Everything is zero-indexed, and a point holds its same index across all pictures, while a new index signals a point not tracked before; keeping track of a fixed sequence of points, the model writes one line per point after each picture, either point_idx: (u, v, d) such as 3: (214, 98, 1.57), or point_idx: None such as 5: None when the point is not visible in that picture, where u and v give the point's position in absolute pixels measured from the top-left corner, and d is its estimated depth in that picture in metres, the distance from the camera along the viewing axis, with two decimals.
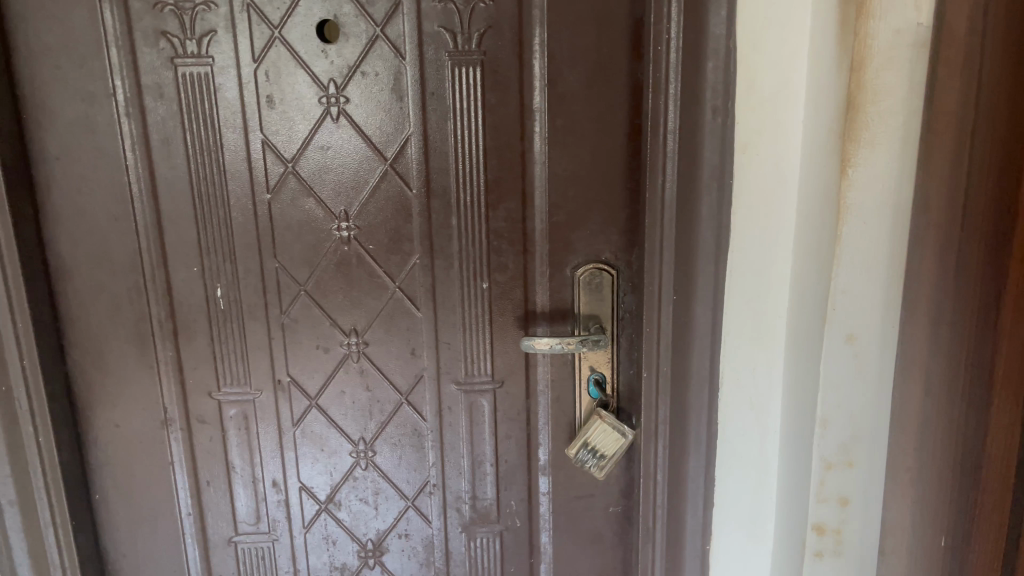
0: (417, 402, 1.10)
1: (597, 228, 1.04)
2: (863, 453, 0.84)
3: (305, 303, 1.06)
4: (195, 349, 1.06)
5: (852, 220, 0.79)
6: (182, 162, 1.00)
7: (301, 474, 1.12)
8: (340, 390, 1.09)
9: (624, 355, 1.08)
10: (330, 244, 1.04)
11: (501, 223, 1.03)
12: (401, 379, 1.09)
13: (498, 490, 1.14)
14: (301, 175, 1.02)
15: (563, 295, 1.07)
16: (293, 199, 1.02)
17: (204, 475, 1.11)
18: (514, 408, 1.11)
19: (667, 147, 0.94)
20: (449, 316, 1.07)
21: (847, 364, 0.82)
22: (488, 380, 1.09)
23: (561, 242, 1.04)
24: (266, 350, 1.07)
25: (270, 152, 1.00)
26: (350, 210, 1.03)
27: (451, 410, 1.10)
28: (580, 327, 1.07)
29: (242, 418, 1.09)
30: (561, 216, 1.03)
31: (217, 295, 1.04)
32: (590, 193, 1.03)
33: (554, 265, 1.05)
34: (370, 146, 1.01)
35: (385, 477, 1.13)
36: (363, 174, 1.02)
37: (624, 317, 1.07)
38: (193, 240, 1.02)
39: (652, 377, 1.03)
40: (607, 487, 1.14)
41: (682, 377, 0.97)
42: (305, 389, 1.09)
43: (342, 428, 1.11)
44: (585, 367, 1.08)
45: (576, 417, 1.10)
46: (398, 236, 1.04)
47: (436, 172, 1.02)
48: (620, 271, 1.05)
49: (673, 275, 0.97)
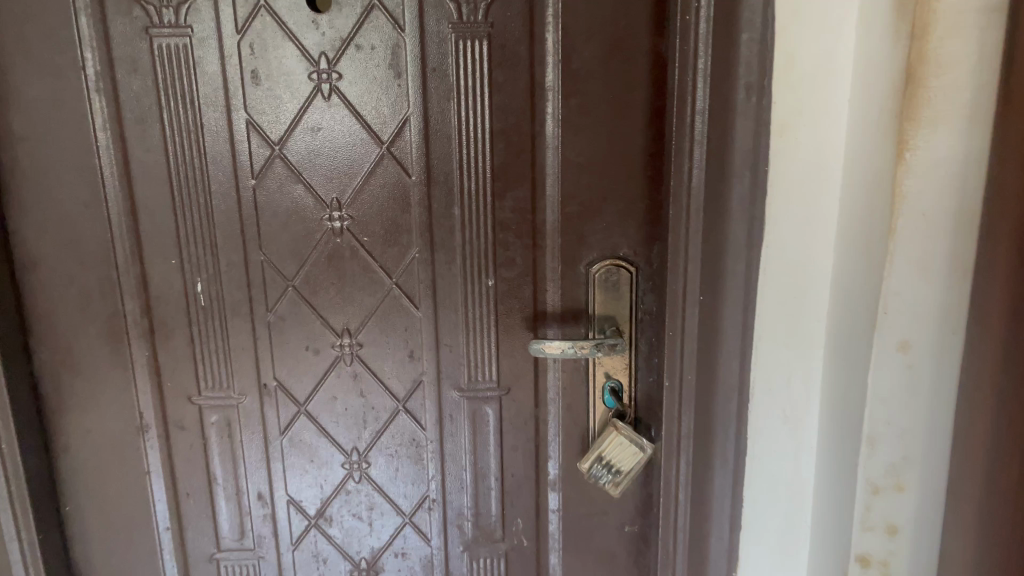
0: (415, 410, 1.01)
1: (614, 221, 0.94)
2: (915, 477, 0.74)
3: (293, 300, 0.97)
4: (173, 348, 0.97)
5: (909, 211, 0.70)
6: (159, 144, 0.91)
7: (289, 486, 1.03)
8: (332, 396, 1.00)
9: (643, 361, 0.98)
10: (320, 235, 0.95)
11: (508, 213, 0.94)
12: (398, 384, 1.00)
13: (503, 506, 1.04)
14: (290, 160, 0.92)
15: (576, 294, 0.96)
16: (281, 184, 0.93)
17: (183, 487, 1.02)
18: (521, 417, 1.01)
19: (695, 129, 0.84)
20: (450, 315, 0.97)
21: (900, 376, 0.73)
22: (493, 387, 1.00)
23: (574, 235, 0.94)
24: (250, 351, 0.98)
25: (255, 133, 0.91)
26: (343, 199, 0.94)
27: (452, 419, 1.01)
28: (594, 331, 0.96)
29: (224, 424, 1.00)
30: (574, 206, 0.93)
31: (197, 290, 0.95)
32: (606, 182, 0.92)
33: (566, 261, 0.95)
34: (365, 127, 0.91)
35: (380, 491, 1.04)
36: (358, 159, 0.92)
37: (642, 318, 0.96)
38: (171, 229, 0.93)
39: (675, 387, 0.93)
40: (622, 505, 1.03)
41: (710, 388, 0.87)
42: (293, 395, 1.00)
43: (333, 438, 1.01)
44: (600, 374, 0.98)
45: (590, 429, 1.00)
46: (395, 228, 0.95)
47: (438, 157, 0.92)
48: (641, 269, 0.95)
49: (702, 275, 0.86)
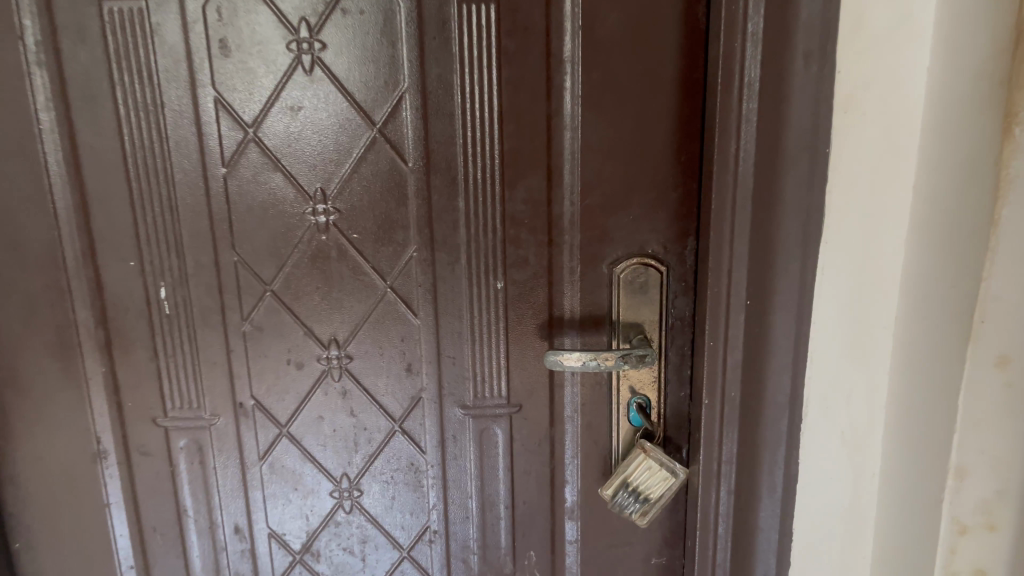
0: (413, 431, 0.88)
1: (643, 212, 0.81)
2: (1010, 515, 0.62)
3: (271, 306, 0.84)
4: (134, 363, 0.84)
5: (1016, 197, 0.56)
6: (112, 128, 0.78)
7: (270, 518, 0.90)
8: (318, 415, 0.87)
9: (674, 374, 0.85)
10: (303, 232, 0.82)
11: (519, 206, 0.81)
12: (393, 401, 0.87)
13: (514, 538, 0.92)
14: (265, 144, 0.79)
15: (598, 297, 0.84)
16: (256, 173, 0.80)
17: (148, 520, 0.90)
18: (534, 437, 0.89)
19: (746, 104, 0.72)
20: (452, 323, 0.85)
21: (997, 397, 0.60)
22: (503, 404, 0.87)
23: (596, 230, 0.81)
24: (224, 365, 0.85)
25: (225, 113, 0.78)
26: (328, 189, 0.81)
27: (456, 440, 0.88)
28: (619, 339, 0.84)
29: (195, 450, 0.87)
30: (596, 197, 0.80)
31: (161, 296, 0.83)
32: (634, 168, 0.80)
33: (587, 260, 0.82)
34: (353, 105, 0.79)
35: (374, 523, 0.91)
36: (345, 143, 0.80)
37: (673, 325, 0.84)
38: (129, 226, 0.80)
39: (715, 404, 0.81)
40: (650, 535, 0.90)
41: (757, 405, 0.77)
42: (274, 415, 0.87)
43: (319, 463, 0.89)
44: (624, 388, 0.85)
45: (613, 451, 0.88)
46: (389, 223, 0.82)
47: (438, 141, 0.79)
48: (671, 268, 0.82)
49: (750, 275, 0.75)
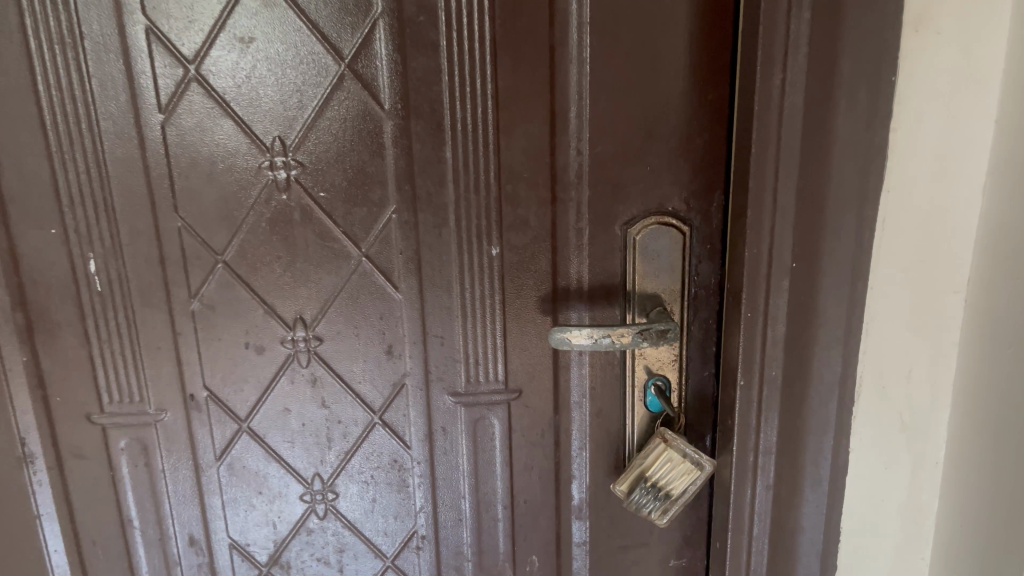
0: (396, 424, 0.76)
1: (663, 161, 0.69)
2: None
3: (224, 281, 0.71)
4: (63, 350, 0.71)
5: None
6: (20, 65, 0.63)
7: (231, 527, 0.78)
8: (284, 407, 0.74)
9: (697, 352, 0.74)
10: (259, 191, 0.68)
11: (518, 156, 0.69)
12: (372, 390, 0.75)
13: (514, 541, 0.81)
14: (210, 83, 0.65)
15: (611, 263, 0.72)
16: (198, 121, 0.66)
17: (87, 533, 0.77)
18: (536, 427, 0.77)
19: (797, 19, 0.57)
20: (440, 297, 0.72)
21: None
22: (500, 390, 0.75)
23: (608, 184, 0.69)
24: (170, 351, 0.72)
25: (160, 47, 0.64)
26: (288, 139, 0.67)
27: (445, 432, 0.76)
28: (634, 313, 0.72)
29: (138, 451, 0.74)
30: (609, 145, 0.68)
31: (90, 271, 0.69)
32: (652, 108, 0.67)
33: (597, 220, 0.70)
34: (316, 36, 0.65)
35: (352, 529, 0.79)
36: (308, 83, 0.66)
37: (696, 295, 0.72)
38: (48, 187, 0.67)
39: (752, 386, 0.67)
40: (668, 535, 0.79)
41: (799, 388, 0.65)
42: (231, 409, 0.74)
43: (287, 464, 0.76)
44: (640, 368, 0.74)
45: (627, 441, 0.76)
46: (363, 179, 0.69)
47: (419, 79, 0.66)
48: (695, 229, 0.70)
49: (795, 233, 0.62)
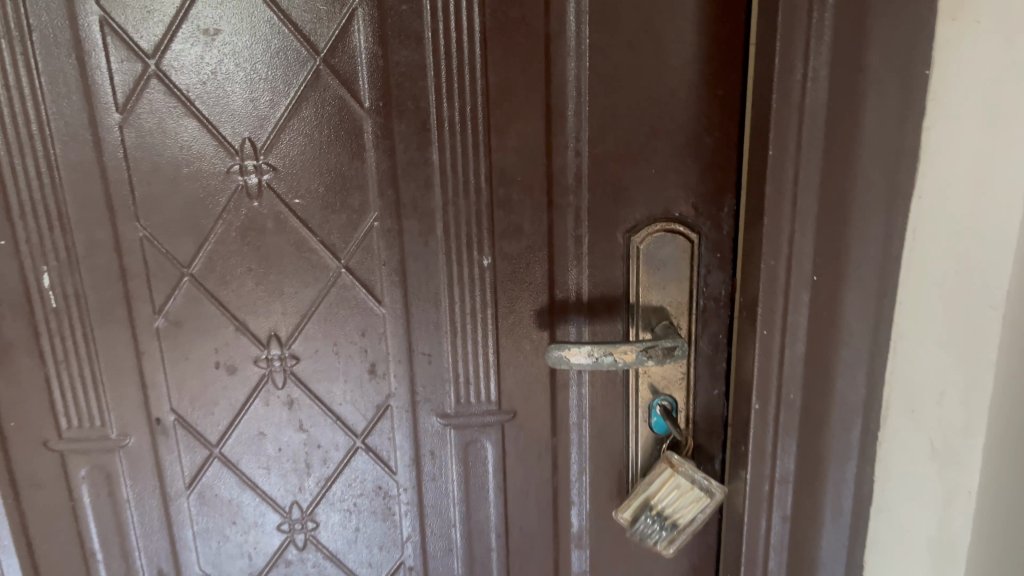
0: (379, 448, 0.70)
1: (669, 162, 0.63)
2: None
3: (192, 295, 0.65)
4: (16, 372, 0.65)
5: None
6: None
7: (203, 560, 0.72)
8: (258, 431, 0.68)
9: (707, 370, 0.69)
10: (228, 197, 0.62)
11: (511, 158, 0.63)
12: (354, 413, 0.69)
13: (508, 571, 0.75)
14: (172, 80, 0.59)
15: (612, 275, 0.66)
16: (159, 121, 0.60)
17: (48, 566, 0.71)
18: (532, 450, 0.71)
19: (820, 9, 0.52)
20: (427, 311, 0.66)
21: None
22: (493, 411, 0.69)
23: (610, 188, 0.63)
24: (133, 372, 0.66)
25: (115, 39, 0.58)
26: (259, 140, 0.61)
27: (433, 457, 0.70)
28: (637, 327, 0.66)
29: (101, 479, 0.69)
30: (611, 144, 0.62)
31: (44, 286, 0.63)
32: (658, 105, 0.61)
33: (597, 225, 0.64)
34: (288, 27, 0.59)
35: (334, 560, 0.73)
36: (280, 79, 0.60)
37: (705, 307, 0.67)
38: None
39: (768, 412, 0.63)
40: (675, 565, 0.74)
41: (821, 408, 0.60)
42: (202, 434, 0.68)
43: (262, 492, 0.70)
44: (644, 387, 0.68)
45: (630, 465, 0.70)
46: (342, 183, 0.63)
47: (402, 74, 0.60)
48: (704, 236, 0.65)
49: (816, 243, 0.58)
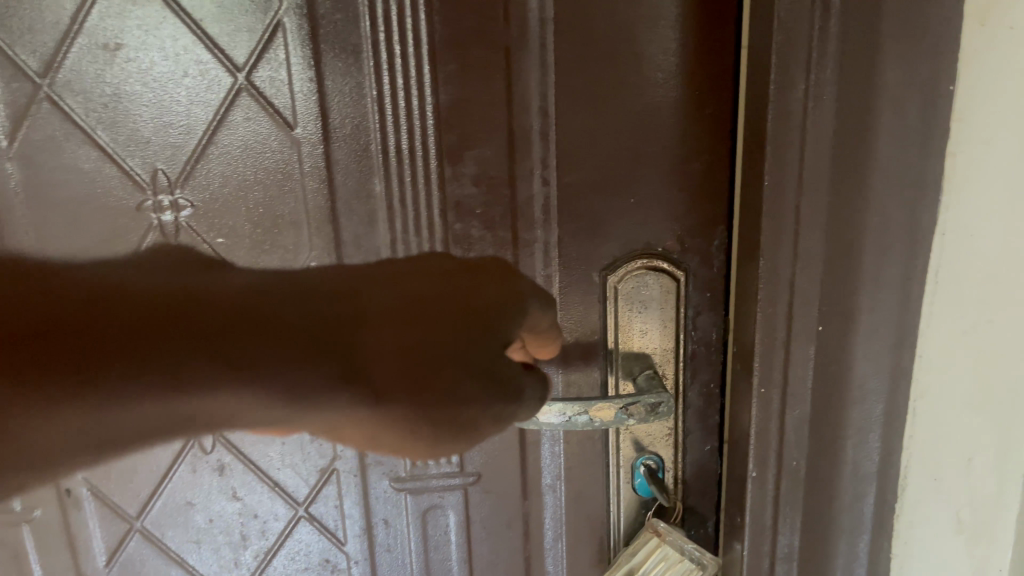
0: (324, 518, 0.62)
1: (650, 191, 0.54)
2: None
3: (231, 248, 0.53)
4: None
5: None
6: None
7: None
8: (186, 501, 0.60)
9: (697, 426, 0.60)
10: (139, 237, 0.54)
11: (469, 188, 0.54)
12: (295, 481, 0.60)
13: None
14: (68, 103, 0.51)
15: (589, 318, 0.57)
16: (55, 150, 0.52)
17: None
18: (500, 516, 0.63)
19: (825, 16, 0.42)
20: None
21: None
22: (456, 474, 0.61)
23: (582, 221, 0.55)
24: None
25: None
26: (175, 170, 0.53)
27: (389, 526, 0.63)
28: (617, 376, 0.58)
29: (7, 557, 0.61)
30: (583, 172, 0.54)
31: None
32: (636, 127, 0.53)
33: (571, 262, 0.56)
34: (203, 40, 0.50)
35: None
36: (197, 100, 0.51)
37: (694, 354, 0.58)
38: None
39: (768, 480, 0.54)
40: None
41: (828, 480, 0.52)
42: (119, 508, 0.60)
43: (191, 568, 0.63)
44: (627, 443, 0.60)
45: (610, 531, 0.63)
46: (273, 219, 0.54)
47: (339, 93, 0.52)
48: (692, 274, 0.56)
49: (822, 290, 0.48)
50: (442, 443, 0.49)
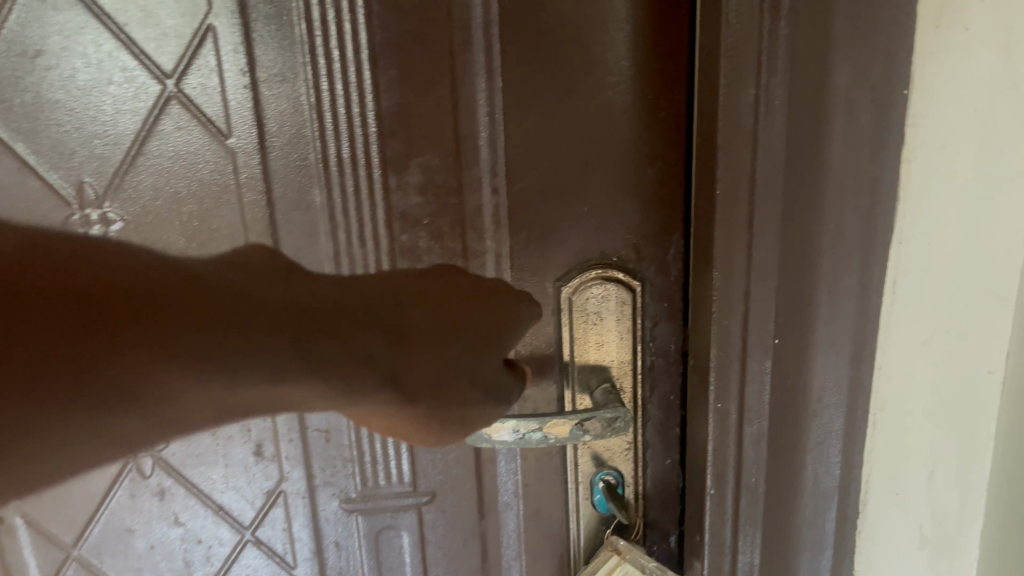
0: (270, 541, 0.60)
1: (603, 199, 0.53)
2: None
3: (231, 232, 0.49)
4: None
5: None
6: None
7: None
8: (124, 527, 0.58)
9: (656, 439, 0.58)
10: None
11: (414, 198, 0.52)
12: (239, 504, 0.58)
13: None
14: None
15: (543, 330, 0.56)
16: None
17: None
18: (456, 536, 0.61)
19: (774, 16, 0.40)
20: None
21: None
22: (408, 493, 0.59)
23: (533, 230, 0.53)
24: None
25: None
26: (104, 181, 0.51)
27: (339, 547, 0.61)
28: (574, 390, 0.57)
29: None
30: (534, 179, 0.52)
31: None
32: (586, 133, 0.51)
33: (523, 273, 0.54)
34: (130, 45, 0.48)
35: None
36: (125, 108, 0.49)
37: (652, 365, 0.56)
38: None
39: (726, 495, 0.51)
40: None
41: (787, 497, 0.50)
42: (55, 535, 0.58)
43: None
44: (585, 459, 0.58)
45: (569, 549, 0.61)
46: (209, 232, 0.52)
47: (275, 100, 0.50)
48: (648, 283, 0.54)
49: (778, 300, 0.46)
50: (442, 422, 0.50)
